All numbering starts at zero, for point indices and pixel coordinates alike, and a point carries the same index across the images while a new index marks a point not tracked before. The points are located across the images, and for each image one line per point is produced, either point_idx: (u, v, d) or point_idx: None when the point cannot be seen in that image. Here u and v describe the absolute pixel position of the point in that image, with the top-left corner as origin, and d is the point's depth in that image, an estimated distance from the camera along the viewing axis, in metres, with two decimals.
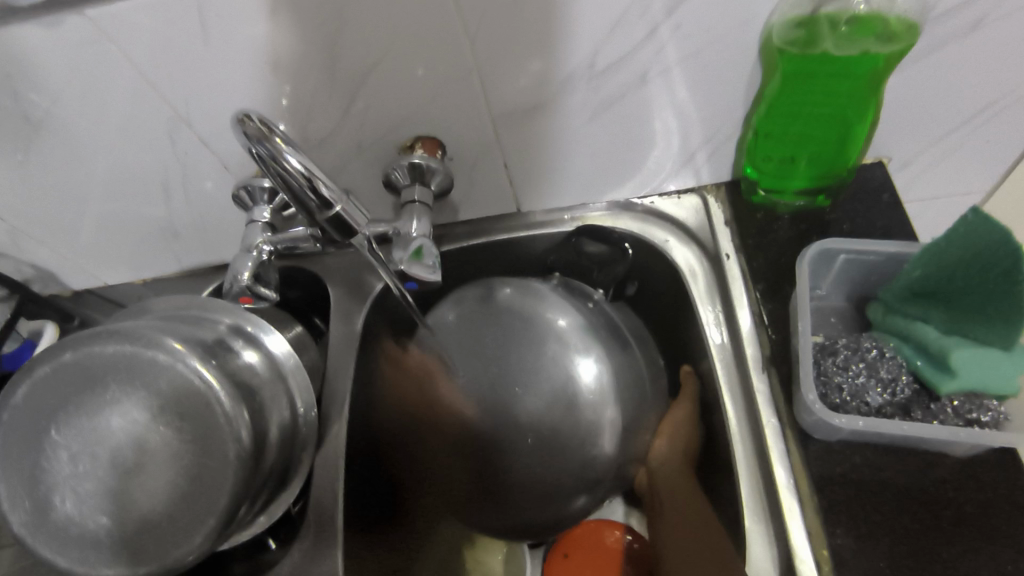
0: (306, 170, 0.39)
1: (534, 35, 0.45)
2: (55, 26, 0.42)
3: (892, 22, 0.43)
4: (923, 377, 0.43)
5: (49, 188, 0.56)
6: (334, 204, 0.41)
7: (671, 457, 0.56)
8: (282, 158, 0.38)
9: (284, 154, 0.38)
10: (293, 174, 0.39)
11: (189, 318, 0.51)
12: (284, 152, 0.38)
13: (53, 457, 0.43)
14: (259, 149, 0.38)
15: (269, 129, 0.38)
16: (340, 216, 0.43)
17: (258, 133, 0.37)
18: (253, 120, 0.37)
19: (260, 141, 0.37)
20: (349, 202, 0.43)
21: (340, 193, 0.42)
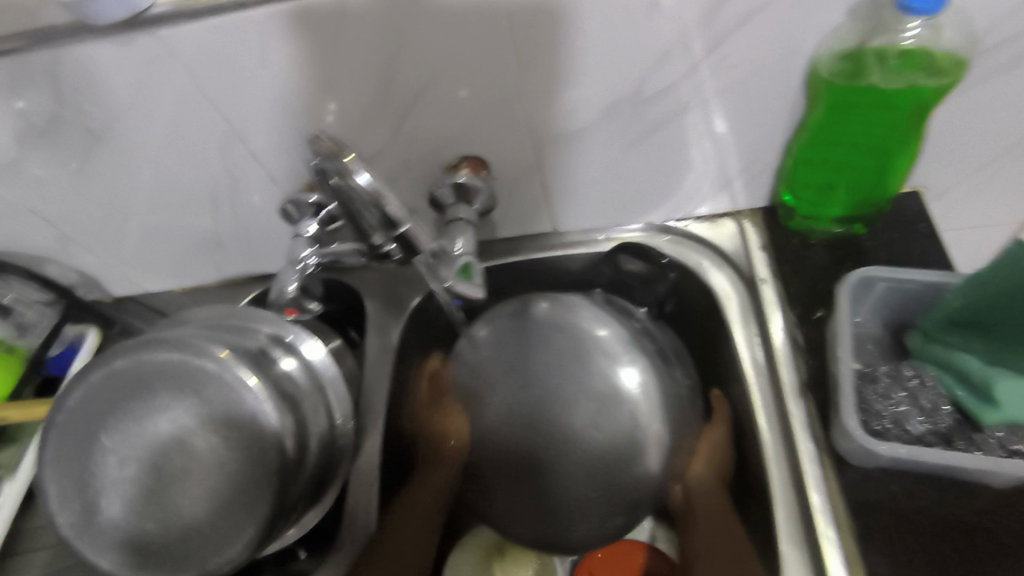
0: (371, 187, 0.41)
1: (583, 62, 0.46)
2: (127, 44, 0.44)
3: (938, 58, 0.43)
4: (965, 408, 0.43)
5: (102, 197, 0.58)
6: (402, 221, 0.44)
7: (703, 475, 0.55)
8: (353, 174, 0.40)
9: (350, 171, 0.40)
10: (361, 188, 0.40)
11: (231, 327, 0.52)
12: (355, 168, 0.40)
13: (104, 460, 0.44)
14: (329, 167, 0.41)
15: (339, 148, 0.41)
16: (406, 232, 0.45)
17: (327, 151, 0.39)
18: (323, 139, 0.40)
19: (332, 158, 0.39)
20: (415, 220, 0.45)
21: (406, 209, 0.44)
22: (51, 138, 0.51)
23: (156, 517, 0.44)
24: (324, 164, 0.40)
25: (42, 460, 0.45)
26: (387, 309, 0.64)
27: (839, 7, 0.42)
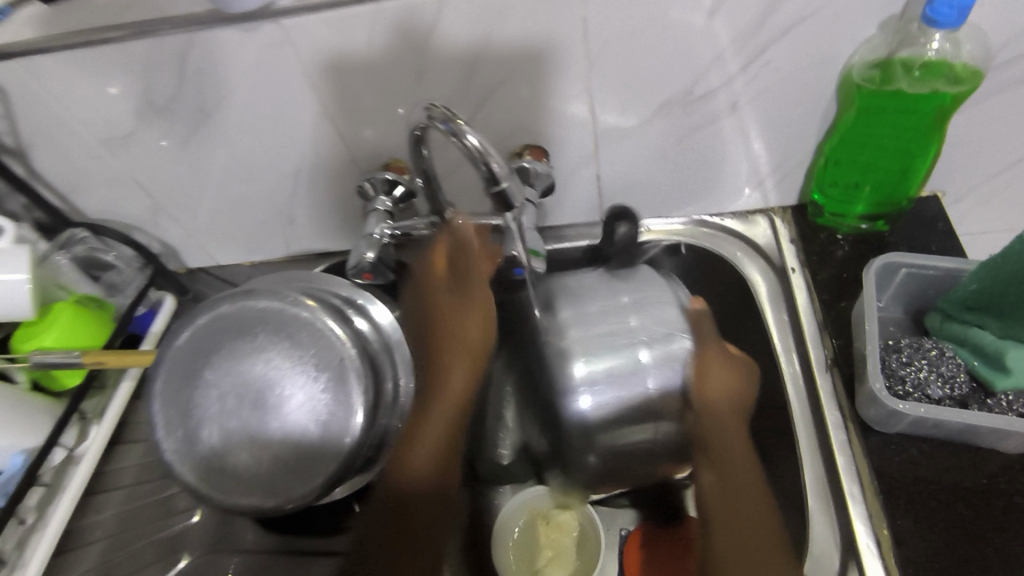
0: (480, 147, 0.44)
1: (643, 63, 0.53)
2: (253, 31, 0.51)
3: (957, 68, 0.50)
4: (979, 376, 0.49)
5: (198, 172, 0.65)
6: (501, 179, 0.46)
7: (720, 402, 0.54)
8: (463, 135, 0.44)
9: (464, 133, 0.44)
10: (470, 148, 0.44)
11: (311, 289, 0.58)
12: (464, 130, 0.44)
13: (207, 393, 0.51)
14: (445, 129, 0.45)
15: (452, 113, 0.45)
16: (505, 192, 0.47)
17: (444, 116, 0.44)
18: (437, 107, 0.45)
19: (446, 122, 0.44)
20: (513, 179, 0.47)
21: (507, 169, 0.47)
22: (167, 112, 0.58)
23: (249, 448, 0.50)
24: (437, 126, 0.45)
25: (153, 392, 0.51)
26: None
27: (872, 21, 0.49)
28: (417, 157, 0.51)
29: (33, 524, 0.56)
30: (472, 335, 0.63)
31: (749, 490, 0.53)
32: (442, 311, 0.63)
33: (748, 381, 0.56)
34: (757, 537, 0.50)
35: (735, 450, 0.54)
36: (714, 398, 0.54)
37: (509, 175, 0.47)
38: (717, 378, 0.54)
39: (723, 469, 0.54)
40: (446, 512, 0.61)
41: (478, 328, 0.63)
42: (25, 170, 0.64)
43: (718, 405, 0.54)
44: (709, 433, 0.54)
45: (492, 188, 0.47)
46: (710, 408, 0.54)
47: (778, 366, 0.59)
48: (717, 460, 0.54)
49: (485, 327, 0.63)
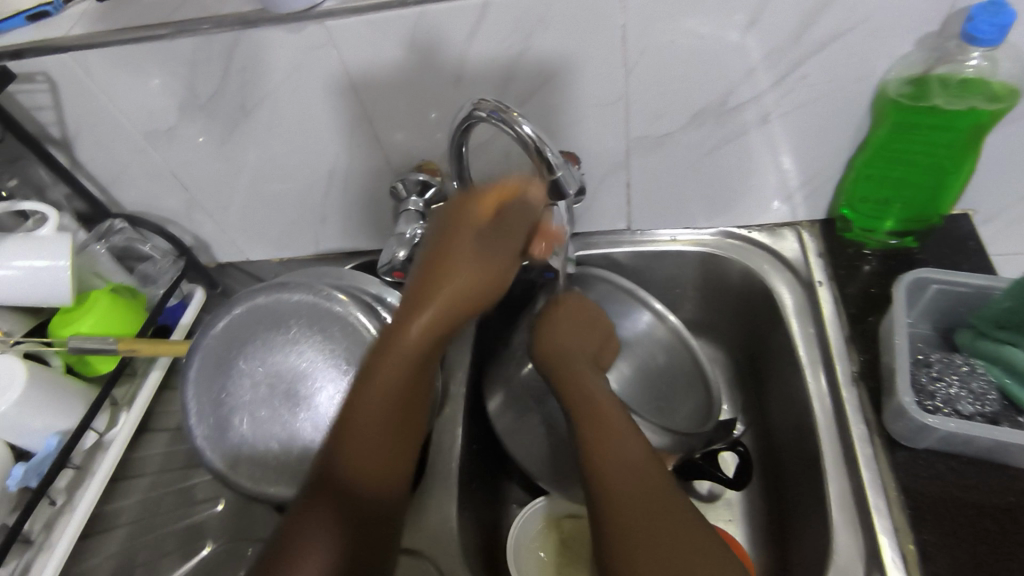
0: (534, 136, 0.45)
1: (677, 73, 0.53)
2: (297, 31, 0.52)
3: (996, 86, 0.50)
4: (1011, 395, 0.48)
5: (235, 168, 0.66)
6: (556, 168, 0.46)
7: (571, 347, 0.57)
8: (516, 124, 0.44)
9: (518, 122, 0.44)
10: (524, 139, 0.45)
11: (342, 285, 0.59)
12: (518, 119, 0.44)
13: (240, 382, 0.52)
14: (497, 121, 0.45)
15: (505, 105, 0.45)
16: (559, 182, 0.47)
17: (495, 106, 0.44)
18: (488, 100, 0.45)
19: (496, 112, 0.44)
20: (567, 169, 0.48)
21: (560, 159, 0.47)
22: (208, 110, 0.60)
23: (278, 438, 0.51)
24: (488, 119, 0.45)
25: (185, 379, 0.52)
26: None
27: (909, 38, 0.49)
28: (457, 149, 0.50)
29: (63, 504, 0.58)
30: (489, 271, 0.44)
31: (616, 419, 0.49)
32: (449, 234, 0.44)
33: (599, 335, 0.60)
34: (631, 465, 0.45)
35: (598, 398, 0.51)
36: (564, 346, 0.57)
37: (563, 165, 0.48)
38: (566, 327, 0.59)
39: (596, 415, 0.49)
40: (466, 513, 0.61)
41: (483, 274, 0.43)
42: (69, 161, 0.66)
43: (570, 353, 0.57)
44: (566, 372, 0.54)
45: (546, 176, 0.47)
46: (558, 351, 0.57)
47: (804, 379, 0.59)
48: (592, 412, 0.50)
49: (491, 267, 0.44)
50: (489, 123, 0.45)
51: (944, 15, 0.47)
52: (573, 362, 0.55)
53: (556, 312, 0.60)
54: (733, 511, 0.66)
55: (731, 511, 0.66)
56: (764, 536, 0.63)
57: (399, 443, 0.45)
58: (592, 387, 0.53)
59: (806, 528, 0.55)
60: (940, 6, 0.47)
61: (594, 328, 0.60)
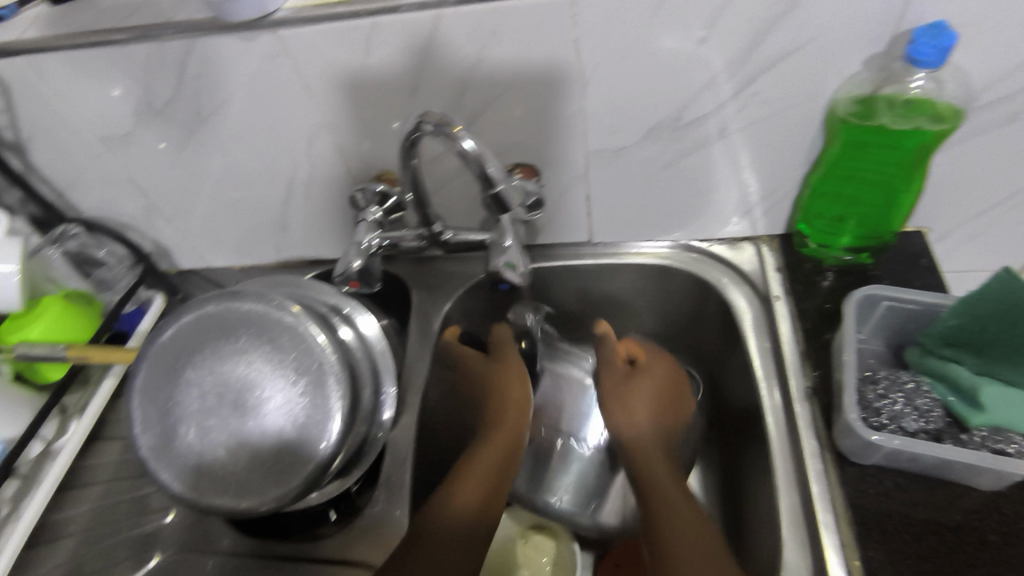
0: (476, 150, 0.45)
1: (631, 88, 0.54)
2: (251, 40, 0.52)
3: (940, 107, 0.51)
4: (954, 412, 0.49)
5: (193, 175, 0.66)
6: (497, 182, 0.47)
7: (645, 419, 0.61)
8: (457, 139, 0.44)
9: (460, 136, 0.44)
10: (465, 153, 0.45)
11: (297, 294, 0.59)
12: (460, 135, 0.44)
13: (185, 391, 0.51)
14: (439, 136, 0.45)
15: (448, 118, 0.45)
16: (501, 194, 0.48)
17: (438, 120, 0.44)
18: (432, 114, 0.45)
19: (440, 126, 0.44)
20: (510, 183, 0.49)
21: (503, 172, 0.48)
22: (164, 116, 0.59)
23: (223, 447, 0.50)
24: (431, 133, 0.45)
25: (134, 388, 0.52)
26: (430, 297, 0.71)
27: (856, 57, 0.50)
28: (407, 164, 0.50)
29: (7, 516, 0.56)
30: (517, 417, 0.63)
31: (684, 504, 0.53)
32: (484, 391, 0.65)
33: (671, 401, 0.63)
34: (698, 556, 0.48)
35: (662, 481, 0.55)
36: (636, 421, 0.61)
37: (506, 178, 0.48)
38: (642, 395, 0.62)
39: (663, 505, 0.53)
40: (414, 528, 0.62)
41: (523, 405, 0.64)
42: (23, 165, 0.65)
43: (643, 426, 0.60)
44: (640, 451, 0.58)
45: (488, 190, 0.48)
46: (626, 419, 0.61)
47: (758, 393, 0.59)
48: (663, 502, 0.53)
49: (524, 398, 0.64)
50: (435, 137, 0.45)
51: (888, 37, 0.48)
52: (652, 444, 0.59)
53: (634, 382, 0.64)
54: None
55: None
56: None
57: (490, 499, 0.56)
58: (661, 464, 0.57)
59: (759, 539, 0.55)
60: (884, 28, 0.48)
61: (672, 392, 0.64)
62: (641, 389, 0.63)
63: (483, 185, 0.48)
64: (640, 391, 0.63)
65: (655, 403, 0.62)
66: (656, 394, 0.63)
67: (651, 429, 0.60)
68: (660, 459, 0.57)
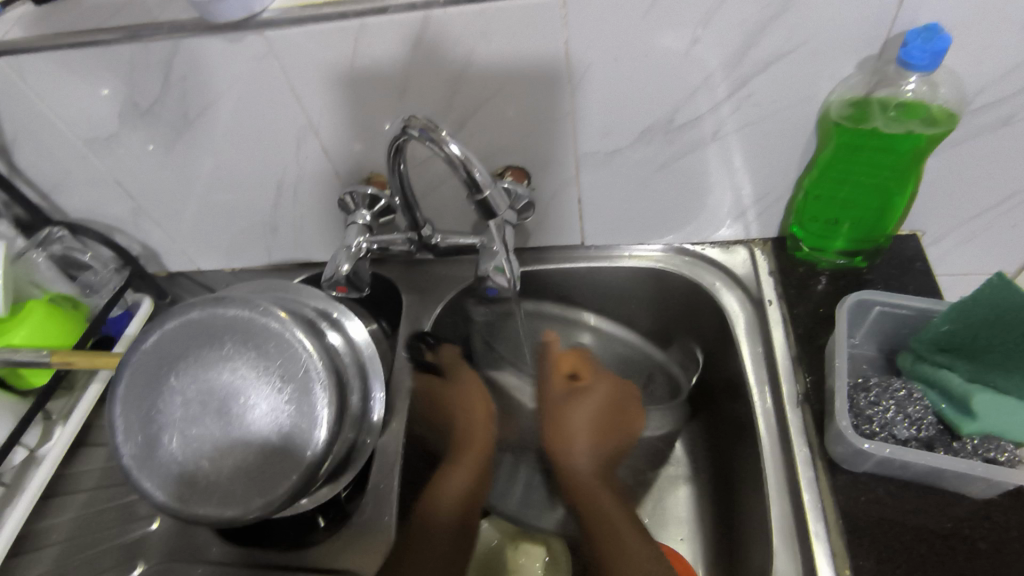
0: (462, 155, 0.44)
1: (622, 90, 0.53)
2: (237, 41, 0.52)
3: (933, 110, 0.50)
4: (946, 419, 0.48)
5: (180, 177, 0.65)
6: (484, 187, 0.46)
7: (585, 448, 0.62)
8: (443, 144, 0.43)
9: (445, 141, 0.43)
10: (451, 158, 0.44)
11: (285, 299, 0.58)
12: (445, 139, 0.43)
13: (168, 399, 0.51)
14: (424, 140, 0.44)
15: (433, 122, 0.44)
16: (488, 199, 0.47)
17: (422, 124, 0.43)
18: (417, 117, 0.44)
19: (425, 131, 0.43)
20: (496, 188, 0.48)
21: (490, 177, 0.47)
22: (150, 117, 0.58)
23: (207, 456, 0.50)
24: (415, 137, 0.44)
25: (116, 395, 0.51)
26: (421, 300, 0.70)
27: (849, 59, 0.49)
28: (394, 168, 0.49)
29: None
30: (482, 439, 0.65)
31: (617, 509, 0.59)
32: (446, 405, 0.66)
33: (613, 426, 0.64)
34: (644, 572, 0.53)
35: (613, 518, 0.58)
36: (574, 454, 0.62)
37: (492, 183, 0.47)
38: (581, 421, 0.63)
39: (613, 540, 0.56)
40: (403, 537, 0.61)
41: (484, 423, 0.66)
42: (8, 166, 0.64)
43: (583, 464, 0.62)
44: (580, 490, 0.61)
45: (475, 195, 0.47)
46: (565, 441, 0.63)
47: (750, 399, 0.59)
48: (610, 535, 0.57)
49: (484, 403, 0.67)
50: (420, 142, 0.44)
51: (881, 39, 0.47)
52: (591, 475, 0.61)
53: (572, 402, 0.65)
54: (685, 529, 0.65)
55: (684, 530, 0.65)
56: (713, 554, 0.62)
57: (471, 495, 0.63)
58: (603, 496, 0.60)
59: (751, 548, 0.54)
60: (878, 30, 0.47)
61: (613, 420, 0.65)
62: (586, 413, 0.64)
63: (469, 191, 0.47)
64: (584, 418, 0.64)
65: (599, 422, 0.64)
66: (599, 419, 0.64)
67: (590, 461, 0.62)
68: (608, 497, 0.60)
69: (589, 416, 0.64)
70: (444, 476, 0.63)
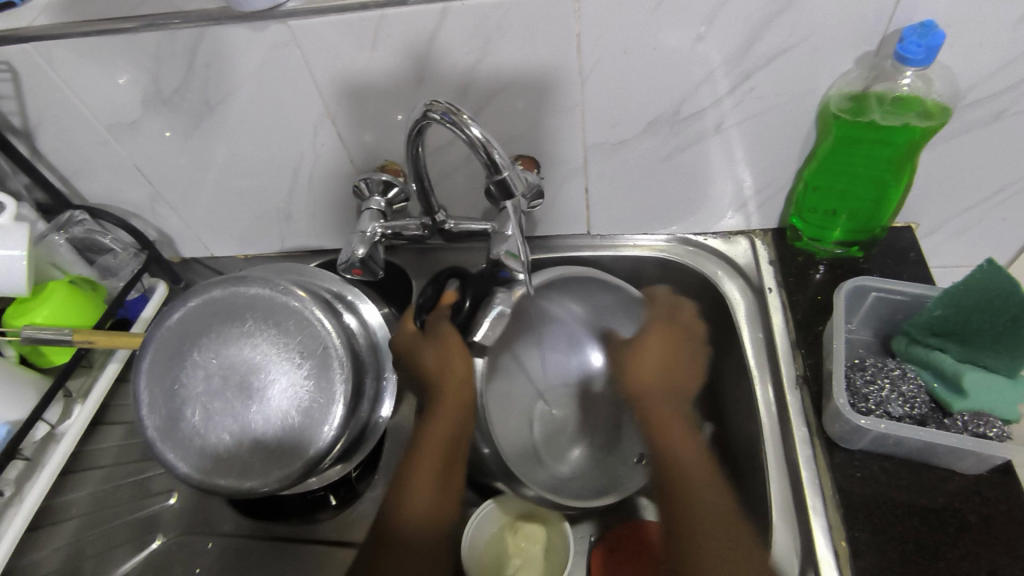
0: (482, 138, 0.46)
1: (630, 82, 0.55)
2: (260, 30, 0.53)
3: (928, 104, 0.52)
4: (938, 397, 0.51)
5: (197, 163, 0.66)
6: (502, 168, 0.48)
7: (650, 372, 0.60)
8: (465, 127, 0.45)
9: (466, 123, 0.45)
10: (471, 139, 0.46)
11: (303, 280, 0.60)
12: (466, 122, 0.45)
13: (191, 373, 0.52)
14: (446, 123, 0.46)
15: (454, 107, 0.46)
16: (506, 181, 0.49)
17: (445, 108, 0.45)
18: (439, 102, 0.46)
19: (446, 114, 0.45)
20: (513, 170, 0.49)
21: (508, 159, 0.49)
22: (172, 105, 0.60)
23: (229, 428, 0.51)
24: (438, 121, 0.46)
25: (140, 370, 0.53)
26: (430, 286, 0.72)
27: (849, 55, 0.51)
28: (413, 152, 0.51)
29: (10, 497, 0.57)
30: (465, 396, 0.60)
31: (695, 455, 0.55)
32: (423, 369, 0.59)
33: (688, 364, 0.61)
34: (727, 542, 0.49)
35: (689, 466, 0.54)
36: (644, 380, 0.60)
37: (510, 166, 0.49)
38: (649, 360, 0.60)
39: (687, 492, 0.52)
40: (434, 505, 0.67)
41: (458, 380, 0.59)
42: (30, 151, 0.66)
43: (653, 393, 0.59)
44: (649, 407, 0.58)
45: (493, 177, 0.49)
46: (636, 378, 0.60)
47: (750, 382, 0.61)
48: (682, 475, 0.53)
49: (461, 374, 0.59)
50: (441, 126, 0.46)
51: (879, 36, 0.50)
52: (660, 395, 0.59)
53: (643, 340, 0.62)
54: None
55: None
56: None
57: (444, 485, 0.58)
58: (679, 436, 0.56)
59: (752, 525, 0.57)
60: (876, 28, 0.49)
61: (678, 355, 0.61)
62: (651, 348, 0.61)
63: (488, 172, 0.49)
64: (653, 351, 0.61)
65: (660, 353, 0.61)
66: (678, 347, 0.61)
67: (660, 384, 0.59)
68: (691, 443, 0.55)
69: (668, 348, 0.61)
70: (406, 487, 0.56)
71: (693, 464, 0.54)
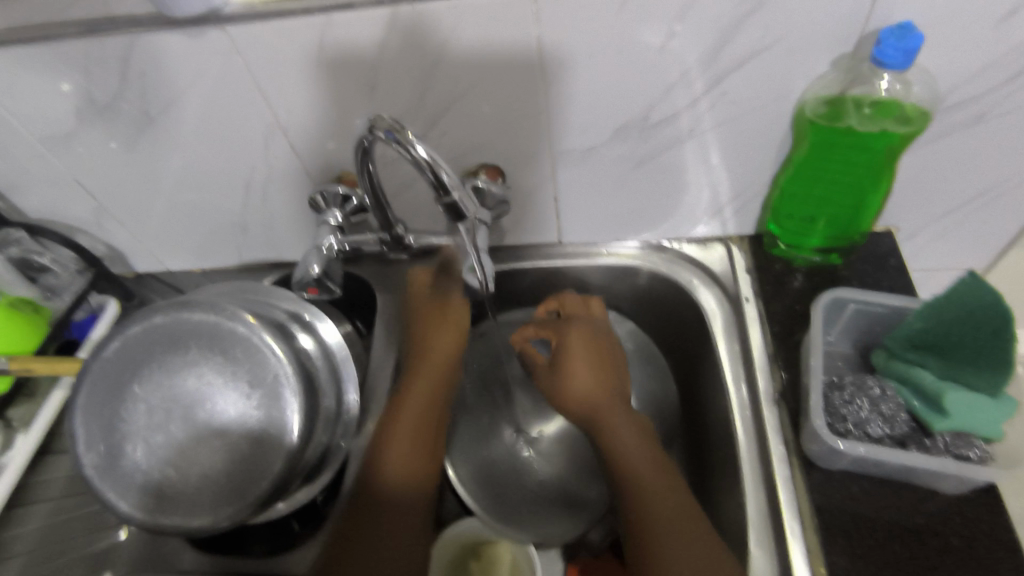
0: (428, 159, 0.43)
1: (597, 88, 0.52)
2: (198, 36, 0.50)
3: (907, 109, 0.50)
4: (919, 416, 0.48)
5: (142, 175, 0.63)
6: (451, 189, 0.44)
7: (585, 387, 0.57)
8: (409, 145, 0.42)
9: (411, 144, 0.42)
10: (417, 160, 0.43)
11: (255, 301, 0.57)
12: (411, 140, 0.42)
13: (131, 407, 0.49)
14: (390, 141, 0.43)
15: (399, 124, 0.43)
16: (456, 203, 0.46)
17: (388, 125, 0.42)
18: (383, 118, 0.43)
19: (391, 132, 0.42)
20: (464, 190, 0.46)
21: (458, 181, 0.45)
22: (109, 114, 0.56)
23: (172, 464, 0.48)
24: (382, 138, 0.43)
25: (76, 404, 0.50)
26: (395, 299, 0.70)
27: (824, 58, 0.49)
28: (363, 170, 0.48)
29: None
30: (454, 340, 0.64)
31: (672, 504, 0.50)
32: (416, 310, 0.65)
33: (616, 381, 0.59)
34: None
35: (652, 504, 0.50)
36: (581, 394, 0.57)
37: (461, 185, 0.46)
38: (579, 371, 0.58)
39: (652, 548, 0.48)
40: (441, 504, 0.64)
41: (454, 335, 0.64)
42: None
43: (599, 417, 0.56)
44: (600, 414, 0.56)
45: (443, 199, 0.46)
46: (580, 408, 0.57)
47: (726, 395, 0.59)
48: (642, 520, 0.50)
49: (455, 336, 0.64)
50: (386, 144, 0.43)
51: (855, 37, 0.47)
52: (614, 418, 0.55)
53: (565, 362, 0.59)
54: None
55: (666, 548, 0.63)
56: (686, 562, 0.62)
57: (420, 462, 0.58)
58: (658, 484, 0.51)
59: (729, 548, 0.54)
60: (852, 28, 0.47)
61: (604, 364, 0.59)
62: (590, 377, 0.58)
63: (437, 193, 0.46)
64: (576, 372, 0.58)
65: (581, 366, 0.58)
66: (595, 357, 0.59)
67: (595, 397, 0.57)
68: (661, 481, 0.51)
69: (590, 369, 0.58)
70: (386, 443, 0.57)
71: (666, 506, 0.50)
